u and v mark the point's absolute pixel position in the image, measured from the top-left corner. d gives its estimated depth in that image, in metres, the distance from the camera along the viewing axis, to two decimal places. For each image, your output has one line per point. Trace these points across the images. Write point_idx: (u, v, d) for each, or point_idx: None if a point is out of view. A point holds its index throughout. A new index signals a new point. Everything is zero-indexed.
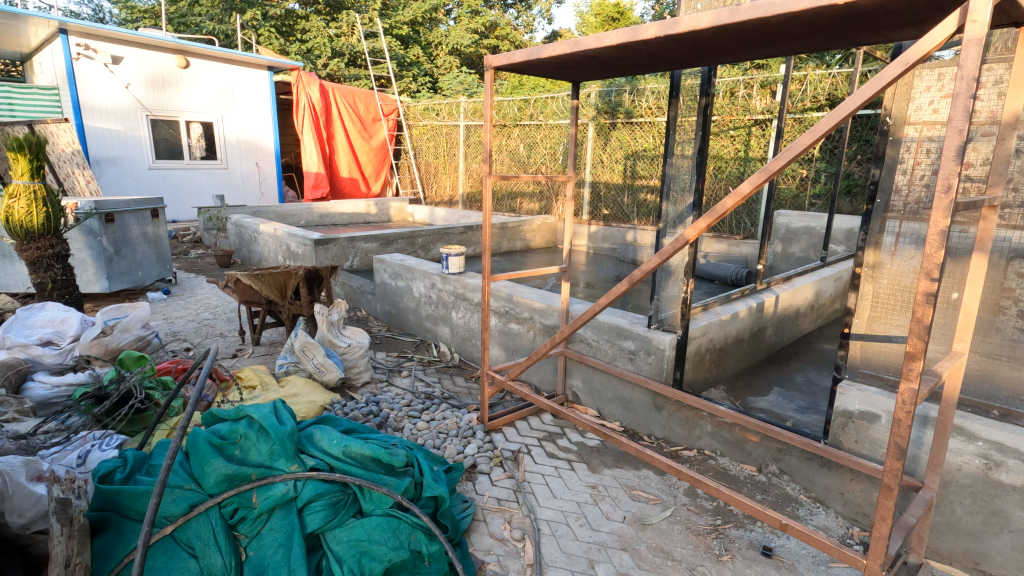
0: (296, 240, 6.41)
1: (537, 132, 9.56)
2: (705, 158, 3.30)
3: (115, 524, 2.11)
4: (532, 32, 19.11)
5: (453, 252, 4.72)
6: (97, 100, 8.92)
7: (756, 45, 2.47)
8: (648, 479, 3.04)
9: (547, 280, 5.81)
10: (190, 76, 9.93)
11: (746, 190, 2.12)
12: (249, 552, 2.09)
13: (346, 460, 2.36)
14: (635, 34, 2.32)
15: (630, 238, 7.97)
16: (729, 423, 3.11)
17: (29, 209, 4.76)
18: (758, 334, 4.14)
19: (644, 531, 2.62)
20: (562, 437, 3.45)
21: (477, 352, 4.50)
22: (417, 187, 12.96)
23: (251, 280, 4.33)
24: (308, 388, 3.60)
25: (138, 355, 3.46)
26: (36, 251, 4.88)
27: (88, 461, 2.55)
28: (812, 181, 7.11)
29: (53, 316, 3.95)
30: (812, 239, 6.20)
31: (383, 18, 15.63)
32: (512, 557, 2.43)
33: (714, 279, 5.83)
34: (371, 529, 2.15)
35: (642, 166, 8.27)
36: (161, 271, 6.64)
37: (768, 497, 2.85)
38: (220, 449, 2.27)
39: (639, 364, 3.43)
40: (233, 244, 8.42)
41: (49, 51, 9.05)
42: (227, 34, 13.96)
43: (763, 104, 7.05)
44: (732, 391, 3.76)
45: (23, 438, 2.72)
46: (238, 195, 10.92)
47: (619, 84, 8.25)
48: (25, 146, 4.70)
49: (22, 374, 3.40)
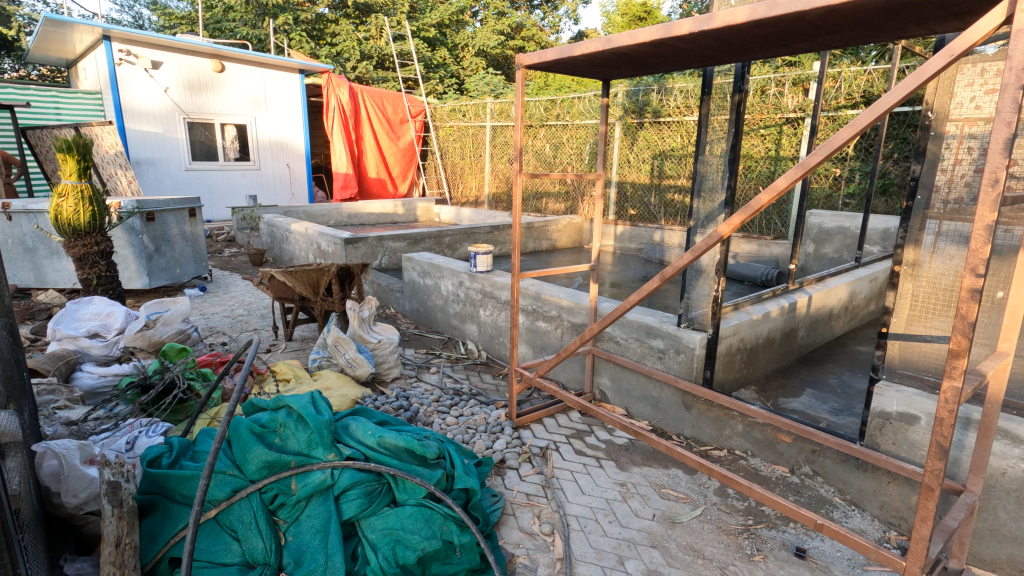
0: (326, 239, 6.54)
1: (563, 132, 9.57)
2: (737, 156, 3.27)
3: (162, 506, 2.19)
4: (558, 33, 19.11)
5: (481, 250, 4.76)
6: (138, 104, 9.25)
7: (791, 39, 2.44)
8: (678, 478, 3.02)
9: (574, 280, 5.82)
10: (225, 80, 10.22)
11: (781, 186, 2.10)
12: (288, 537, 2.16)
13: (381, 450, 2.41)
14: (669, 30, 2.32)
15: (657, 238, 7.91)
16: (761, 423, 3.08)
17: (76, 208, 4.97)
18: (790, 334, 4.08)
19: (674, 529, 2.61)
20: (590, 435, 3.46)
21: (505, 350, 4.53)
22: (443, 187, 13.07)
23: (285, 277, 4.45)
24: (339, 382, 3.69)
25: (180, 347, 3.60)
26: (82, 248, 5.08)
27: (136, 446, 2.66)
28: (846, 180, 6.95)
29: (100, 310, 4.14)
30: (845, 239, 6.06)
31: (411, 21, 15.82)
32: (542, 551, 2.45)
33: (743, 279, 5.75)
34: (405, 518, 2.21)
35: (669, 166, 8.18)
36: (198, 269, 6.85)
37: (801, 498, 2.82)
38: (260, 437, 2.34)
39: (669, 362, 3.42)
40: (265, 243, 8.61)
41: (93, 57, 9.40)
42: (260, 38, 14.35)
43: (796, 102, 6.92)
44: (763, 391, 3.71)
45: (75, 424, 2.88)
46: (270, 195, 11.19)
47: (646, 84, 8.21)
48: (73, 147, 4.89)
49: (71, 364, 3.56)
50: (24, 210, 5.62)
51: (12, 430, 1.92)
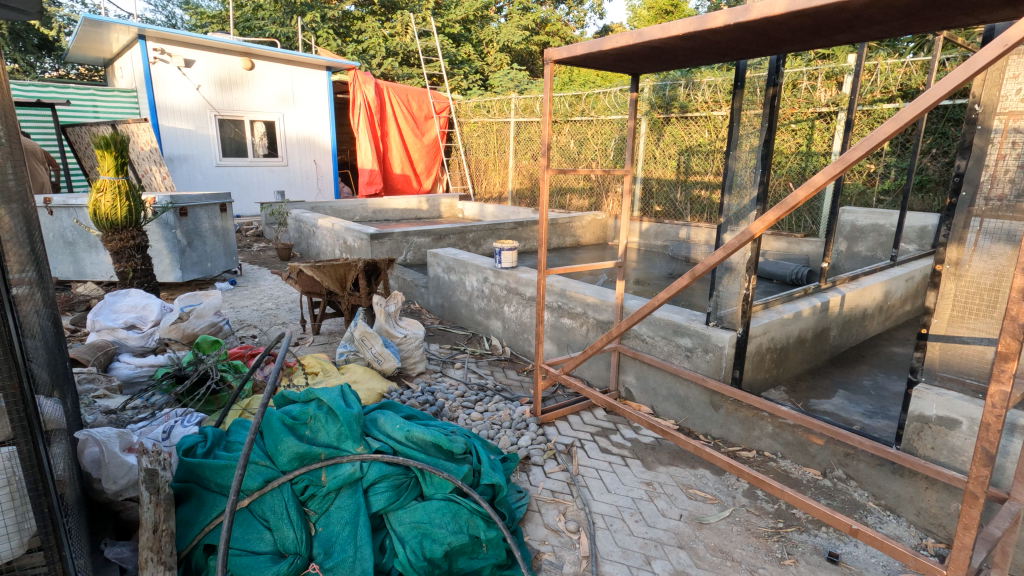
0: (352, 234, 6.61)
1: (587, 128, 9.49)
2: (771, 151, 3.19)
3: (197, 494, 2.24)
4: (583, 28, 18.94)
5: (506, 246, 4.75)
6: (171, 101, 9.47)
7: (832, 31, 2.38)
8: (705, 479, 2.98)
9: (598, 278, 5.78)
10: (255, 77, 10.40)
11: (819, 182, 2.04)
12: (318, 528, 2.19)
13: (408, 444, 2.43)
14: (703, 23, 2.28)
15: (683, 235, 7.78)
16: (792, 425, 3.02)
17: (113, 203, 5.12)
18: (822, 334, 3.98)
19: (701, 530, 2.58)
20: (616, 433, 3.43)
21: (530, 346, 4.52)
22: (468, 184, 13.11)
23: (314, 272, 4.51)
24: (366, 375, 3.73)
25: (213, 339, 3.70)
26: (119, 242, 5.23)
27: (172, 435, 2.73)
28: (881, 176, 6.74)
29: (136, 302, 4.25)
30: (880, 237, 5.90)
31: (436, 17, 15.86)
32: (568, 548, 2.45)
33: (772, 278, 5.64)
34: (432, 512, 2.23)
35: (696, 162, 8.04)
36: (228, 263, 7.00)
37: (834, 502, 2.75)
38: (292, 429, 2.38)
39: (696, 361, 3.37)
40: (293, 238, 8.74)
41: (129, 56, 9.65)
42: (289, 36, 14.57)
43: (829, 96, 6.71)
44: (793, 392, 3.64)
45: (114, 413, 2.99)
46: (298, 190, 11.37)
47: (674, 78, 8.07)
48: (111, 143, 5.03)
49: (110, 354, 3.67)
50: (64, 205, 5.80)
51: (57, 417, 1.98)
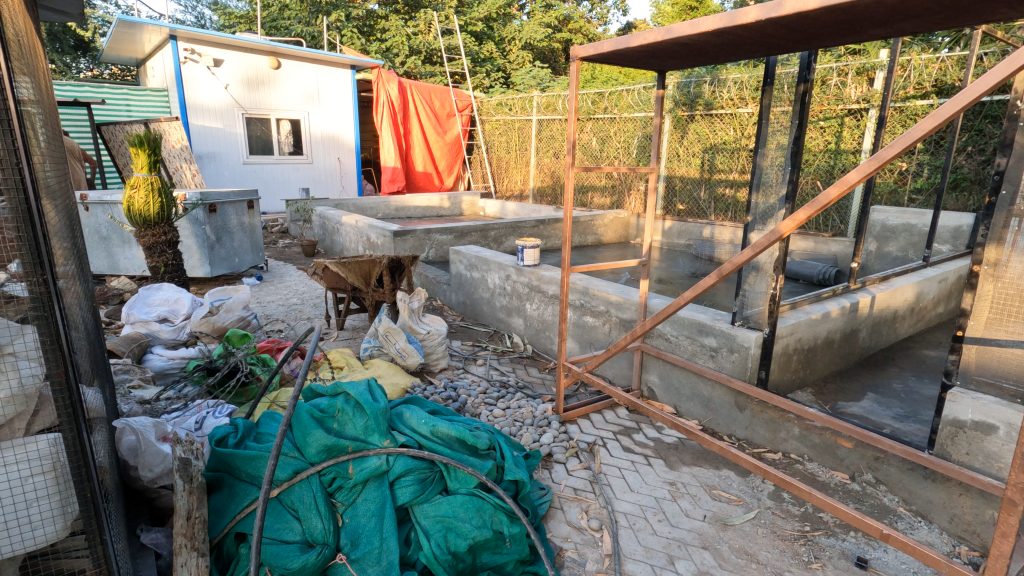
0: (375, 231, 6.68)
1: (610, 125, 9.43)
2: (800, 149, 3.15)
3: (229, 483, 2.30)
4: (606, 25, 18.82)
5: (529, 244, 4.75)
6: (201, 100, 9.69)
7: (867, 25, 2.32)
8: (730, 480, 2.95)
9: (620, 276, 5.76)
10: (282, 76, 10.57)
11: (852, 180, 2.01)
12: (345, 519, 2.23)
13: (434, 439, 2.46)
14: (733, 18, 2.24)
15: (706, 234, 7.68)
16: (819, 427, 2.98)
17: (146, 199, 5.26)
18: (851, 336, 3.90)
19: (726, 531, 2.55)
20: (638, 433, 3.41)
21: (551, 344, 4.52)
22: (489, 181, 13.14)
23: (339, 268, 4.58)
24: (390, 371, 3.78)
25: (243, 333, 3.78)
26: (151, 238, 5.37)
27: (204, 426, 2.82)
28: (913, 175, 6.57)
29: (169, 296, 4.37)
30: (911, 237, 5.75)
31: (459, 15, 15.91)
32: (590, 546, 2.45)
33: (799, 278, 5.55)
34: (457, 506, 2.26)
35: (721, 160, 7.91)
36: (255, 259, 7.14)
37: (863, 506, 2.70)
38: (320, 421, 2.42)
39: (721, 361, 3.33)
40: (317, 235, 8.86)
41: (161, 56, 9.90)
42: (314, 36, 14.77)
43: (860, 93, 6.55)
44: (820, 394, 3.57)
45: (149, 403, 3.10)
46: (322, 187, 11.53)
47: (699, 75, 7.99)
48: (144, 141, 5.16)
49: (143, 347, 3.79)
50: (100, 201, 5.98)
51: (98, 406, 2.05)
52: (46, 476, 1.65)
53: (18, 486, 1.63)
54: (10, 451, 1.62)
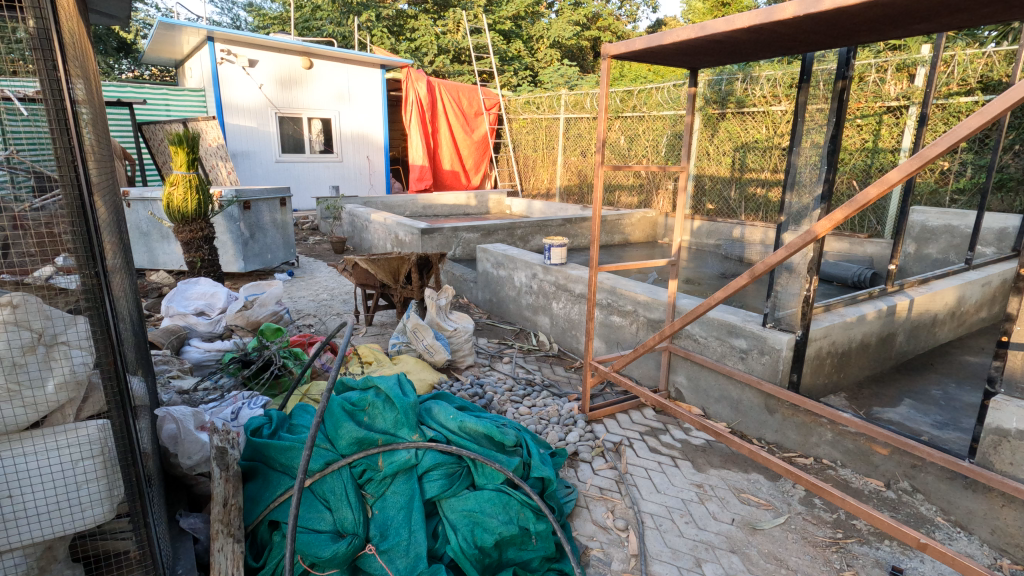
0: (403, 229, 6.76)
1: (638, 124, 9.34)
2: (837, 148, 3.04)
3: (263, 473, 2.36)
4: (635, 22, 18.61)
5: (556, 243, 4.74)
6: (236, 100, 9.94)
7: (908, 21, 2.26)
8: (759, 483, 2.91)
9: (647, 276, 5.71)
10: (314, 76, 10.76)
11: (893, 178, 1.96)
12: (374, 511, 2.27)
13: (461, 435, 2.49)
14: (769, 15, 2.21)
15: (736, 234, 7.56)
16: (853, 432, 2.91)
17: (185, 196, 5.43)
18: (888, 340, 3.79)
19: (755, 536, 2.51)
20: (665, 433, 3.39)
21: (578, 343, 4.51)
22: (515, 180, 13.15)
23: (368, 264, 4.65)
24: (417, 366, 3.83)
25: (276, 328, 3.89)
26: (189, 233, 5.54)
27: (240, 416, 2.92)
28: (956, 174, 6.33)
29: (205, 290, 4.51)
30: (953, 239, 5.56)
31: (488, 14, 15.94)
32: (616, 546, 2.44)
33: (832, 279, 5.42)
34: (484, 502, 2.28)
35: (752, 158, 7.76)
36: (287, 255, 7.30)
37: (898, 515, 2.64)
38: (351, 414, 2.47)
39: (751, 363, 3.28)
40: (347, 232, 9.01)
41: (198, 57, 10.18)
42: (345, 36, 15.01)
43: (899, 90, 6.34)
44: (854, 399, 3.49)
45: (187, 393, 3.21)
46: (351, 185, 11.71)
47: (730, 72, 7.85)
48: (183, 140, 5.33)
49: (182, 339, 3.92)
50: (141, 198, 6.20)
51: (141, 394, 2.14)
52: (95, 460, 1.73)
53: (68, 469, 1.70)
54: (62, 435, 1.70)
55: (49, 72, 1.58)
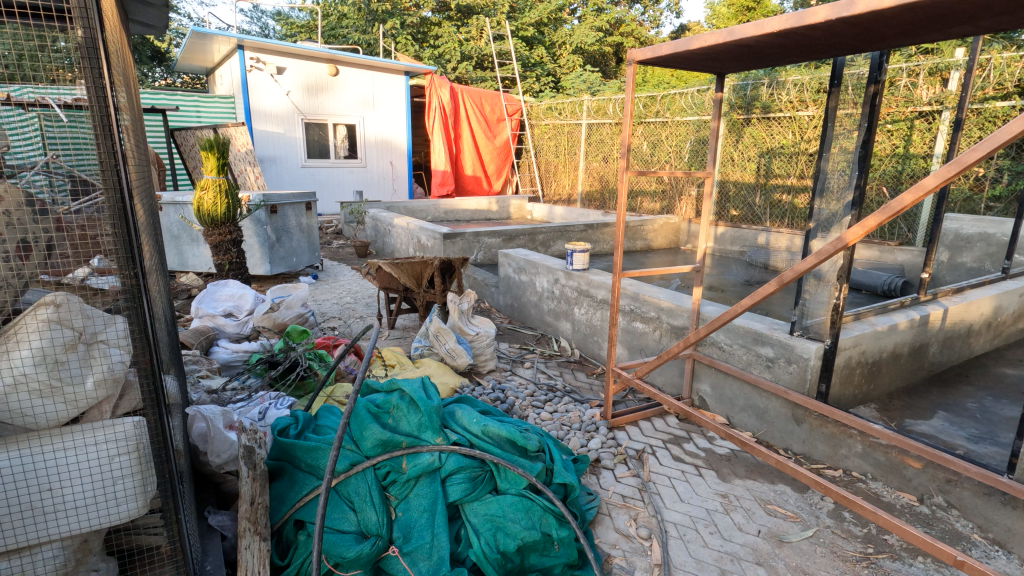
0: (426, 234, 6.82)
1: (662, 129, 9.28)
2: (869, 153, 2.98)
3: (289, 472, 2.40)
4: (658, 28, 18.50)
5: (578, 248, 4.72)
6: (264, 106, 10.16)
7: (945, 23, 2.20)
8: (786, 495, 2.85)
9: (670, 283, 5.67)
10: (339, 82, 10.94)
11: (930, 184, 1.91)
12: (398, 513, 2.28)
13: (485, 439, 2.50)
14: (801, 19, 2.18)
15: (761, 241, 7.44)
16: (885, 445, 2.83)
17: (215, 200, 5.56)
18: (920, 350, 3.69)
19: (782, 548, 2.46)
20: (689, 442, 3.34)
21: (599, 349, 4.48)
22: (537, 185, 13.16)
23: (392, 268, 4.70)
24: (440, 370, 3.86)
25: (302, 330, 3.95)
26: (218, 237, 5.67)
27: (267, 416, 2.97)
28: (991, 181, 6.15)
29: (233, 292, 4.62)
30: (988, 247, 5.39)
31: (511, 21, 16.04)
32: (639, 554, 2.42)
33: (862, 288, 5.30)
34: (506, 507, 2.28)
35: (778, 164, 7.64)
36: (312, 259, 7.41)
37: (932, 531, 2.56)
38: (376, 416, 2.50)
39: (778, 373, 3.23)
40: (369, 236, 9.11)
41: (229, 65, 10.43)
42: (370, 43, 15.23)
43: (932, 94, 6.19)
44: (885, 411, 3.39)
45: (216, 392, 3.28)
46: (374, 190, 11.85)
47: (756, 77, 7.75)
48: (214, 146, 5.48)
49: (210, 339, 4.01)
50: (173, 202, 6.37)
51: (174, 393, 2.19)
52: (130, 456, 1.77)
53: (104, 465, 1.74)
54: (98, 432, 1.75)
55: (95, 78, 1.63)
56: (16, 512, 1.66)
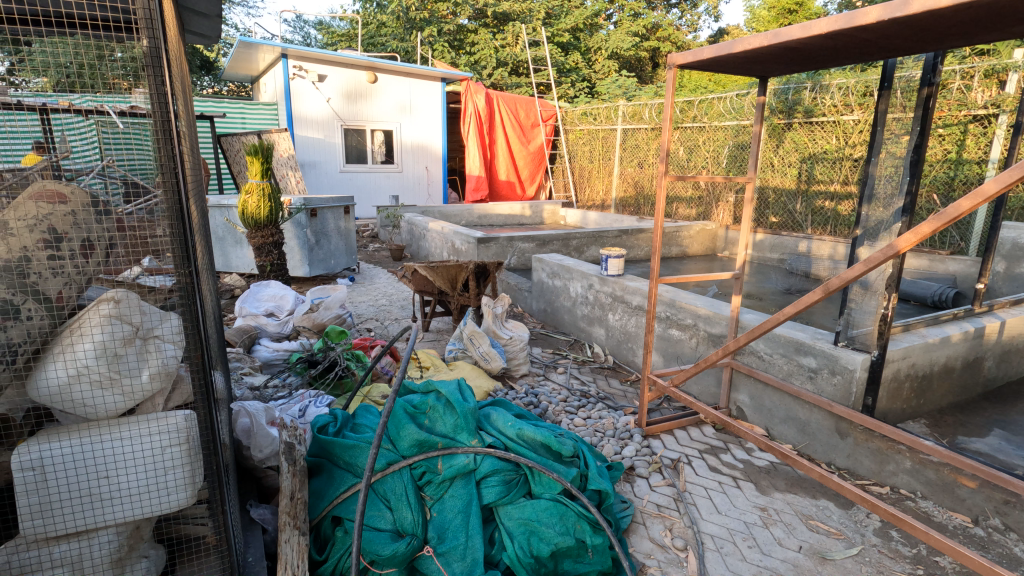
0: (460, 238, 6.90)
1: (699, 134, 9.14)
2: (921, 158, 2.87)
3: (328, 469, 2.45)
4: (696, 32, 18.23)
5: (614, 253, 4.68)
6: (306, 112, 10.46)
7: (1007, 23, 2.11)
8: (829, 511, 2.76)
9: (707, 290, 5.57)
10: (378, 89, 11.17)
11: (990, 191, 1.82)
12: (432, 513, 2.30)
13: (519, 442, 2.50)
14: (851, 19, 2.12)
15: (802, 248, 7.25)
16: (936, 462, 2.72)
17: (258, 203, 5.75)
18: (974, 365, 3.51)
19: (825, 566, 2.38)
20: (726, 452, 3.27)
21: (634, 355, 4.43)
22: (570, 191, 13.13)
23: (427, 271, 4.76)
24: (474, 373, 3.89)
25: (341, 330, 4.03)
26: (261, 238, 5.85)
27: (307, 414, 3.06)
28: None
29: (275, 293, 4.77)
30: None
31: (546, 27, 16.08)
32: (674, 565, 2.38)
33: (910, 298, 5.10)
34: (540, 511, 2.27)
35: (821, 170, 7.42)
36: (349, 261, 7.56)
37: (988, 555, 2.44)
38: (412, 417, 2.53)
39: (821, 384, 3.13)
40: (404, 240, 9.26)
41: (273, 73, 10.78)
42: (408, 50, 15.49)
43: (987, 97, 5.91)
44: (936, 426, 3.25)
45: (258, 389, 3.38)
46: (410, 194, 12.03)
47: (798, 81, 7.56)
48: (259, 151, 5.63)
49: (253, 337, 4.13)
50: (219, 205, 6.62)
51: (221, 388, 2.26)
52: (180, 448, 1.84)
53: (157, 455, 1.81)
54: (152, 423, 1.82)
55: (158, 86, 1.70)
56: (75, 497, 1.76)
